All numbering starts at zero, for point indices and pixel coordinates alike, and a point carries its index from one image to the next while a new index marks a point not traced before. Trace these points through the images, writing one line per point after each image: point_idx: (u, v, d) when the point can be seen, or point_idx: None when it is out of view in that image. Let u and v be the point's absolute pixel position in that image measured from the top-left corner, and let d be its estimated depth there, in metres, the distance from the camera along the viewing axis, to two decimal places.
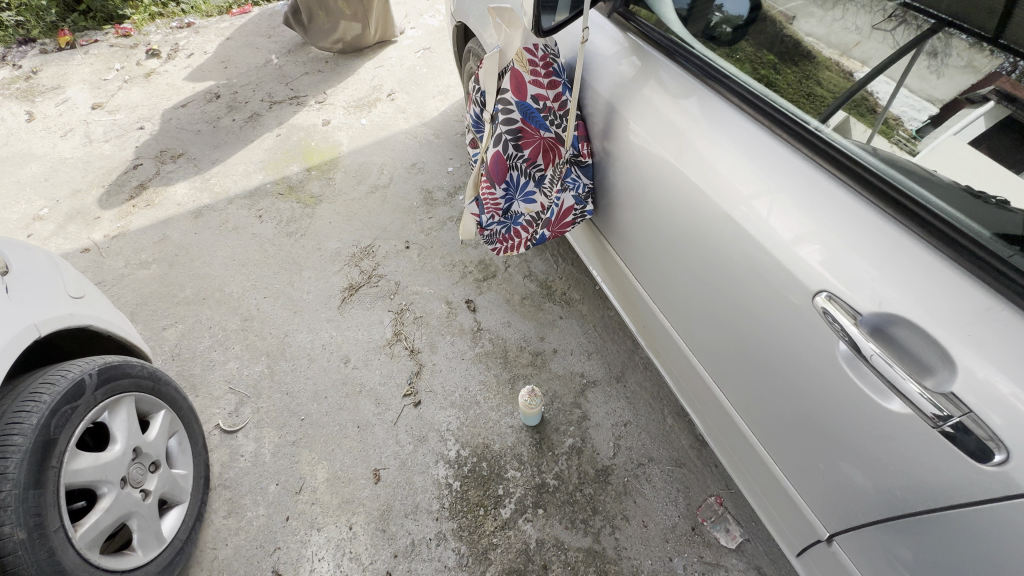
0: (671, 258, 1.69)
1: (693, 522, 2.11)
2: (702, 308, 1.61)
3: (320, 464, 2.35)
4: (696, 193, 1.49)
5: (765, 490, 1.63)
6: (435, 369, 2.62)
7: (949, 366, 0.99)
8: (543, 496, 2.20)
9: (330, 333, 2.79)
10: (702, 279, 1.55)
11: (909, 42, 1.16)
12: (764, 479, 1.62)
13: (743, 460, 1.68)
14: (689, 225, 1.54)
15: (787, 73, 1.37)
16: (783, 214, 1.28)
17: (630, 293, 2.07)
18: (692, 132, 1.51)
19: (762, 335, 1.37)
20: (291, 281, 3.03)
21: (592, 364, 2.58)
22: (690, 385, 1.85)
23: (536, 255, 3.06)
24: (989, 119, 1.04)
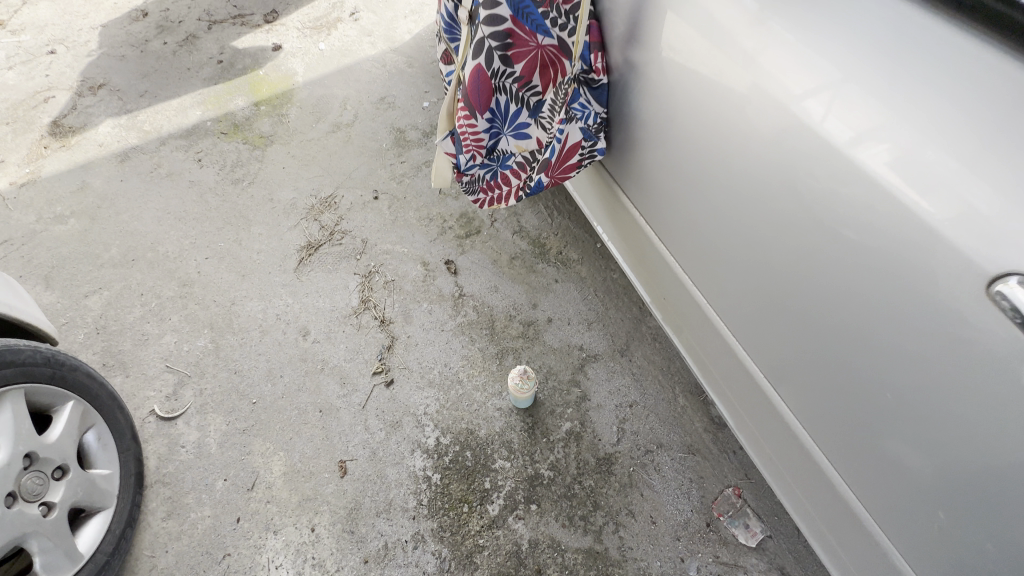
0: (702, 202, 1.36)
1: (706, 517, 1.84)
2: (743, 264, 1.31)
3: (275, 455, 2.01)
4: (746, 104, 1.15)
5: (789, 464, 1.43)
6: (410, 342, 2.25)
7: None
8: (536, 490, 1.91)
9: (285, 300, 2.37)
10: (744, 217, 1.26)
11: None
12: (789, 452, 1.41)
13: (765, 430, 1.46)
14: (733, 150, 1.22)
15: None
16: (863, 127, 0.99)
17: (637, 253, 1.75)
18: (752, 22, 1.11)
19: (825, 281, 1.13)
20: (238, 238, 2.56)
21: (592, 335, 2.23)
22: (705, 344, 1.59)
23: (527, 207, 2.63)
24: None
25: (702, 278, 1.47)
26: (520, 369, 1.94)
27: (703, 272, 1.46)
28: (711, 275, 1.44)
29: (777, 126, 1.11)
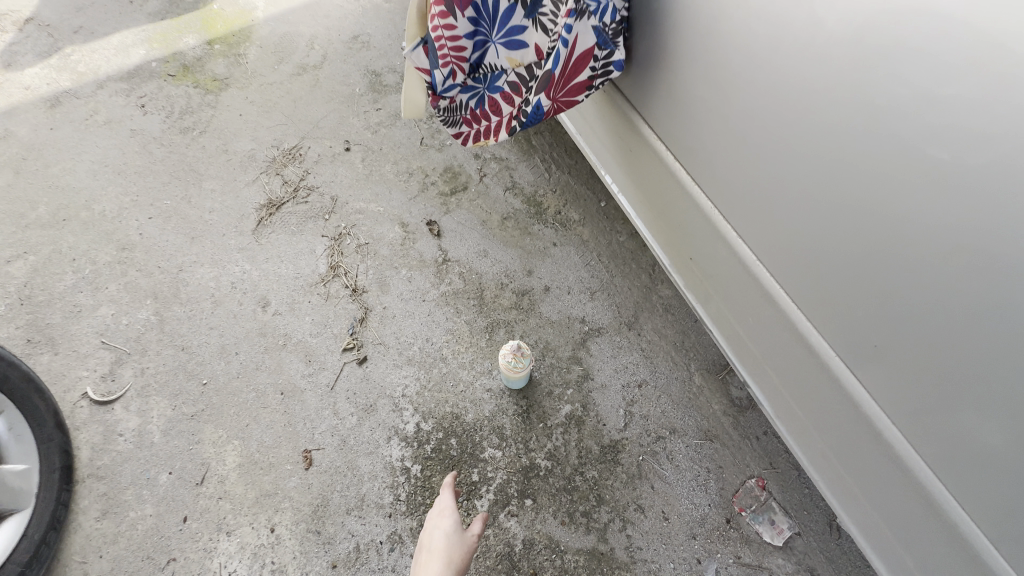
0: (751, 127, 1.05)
1: (725, 513, 1.61)
2: (805, 207, 1.01)
3: (229, 445, 1.74)
4: None
5: (853, 464, 1.13)
6: (385, 315, 1.95)
7: None
8: (531, 483, 1.65)
9: (241, 266, 2.05)
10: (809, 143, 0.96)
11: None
12: (852, 450, 1.12)
13: (821, 423, 1.17)
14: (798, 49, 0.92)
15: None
16: None
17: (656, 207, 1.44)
18: None
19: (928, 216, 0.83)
20: (187, 195, 2.22)
21: (595, 306, 1.95)
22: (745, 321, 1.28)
23: (521, 161, 2.30)
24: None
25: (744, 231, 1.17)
26: (515, 345, 1.64)
27: (746, 222, 1.16)
28: (758, 226, 1.13)
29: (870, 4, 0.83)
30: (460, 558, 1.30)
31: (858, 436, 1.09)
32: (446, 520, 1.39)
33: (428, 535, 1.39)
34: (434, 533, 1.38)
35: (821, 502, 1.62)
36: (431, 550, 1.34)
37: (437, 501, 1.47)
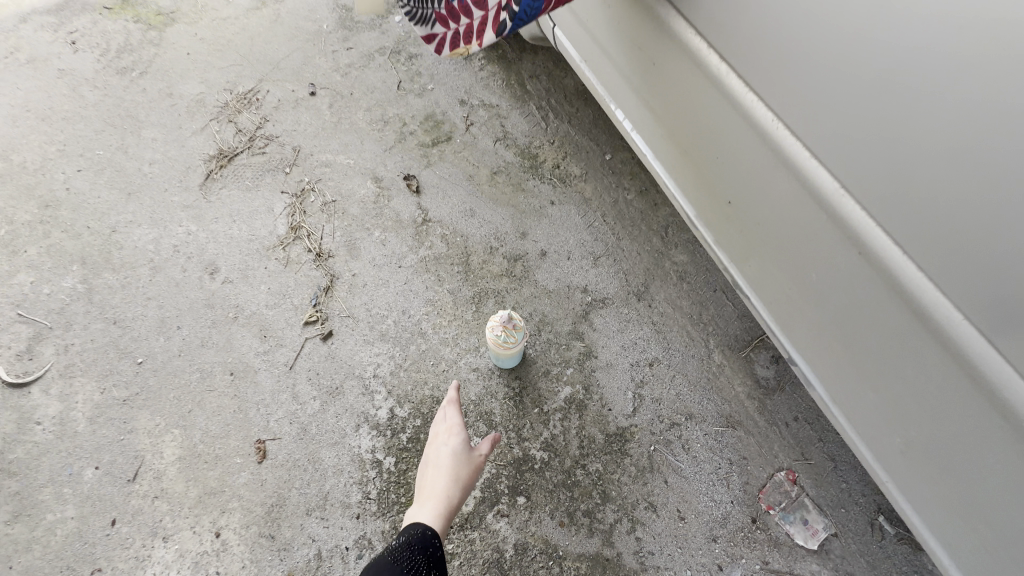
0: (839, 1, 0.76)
1: (751, 512, 1.38)
2: (927, 112, 0.72)
3: (168, 435, 1.47)
4: None
5: (944, 455, 0.89)
6: (355, 283, 1.67)
7: None
8: (525, 478, 1.41)
9: (185, 227, 1.75)
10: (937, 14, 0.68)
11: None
12: (946, 437, 0.87)
13: (902, 402, 0.92)
14: None
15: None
16: None
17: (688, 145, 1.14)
18: None
19: None
20: (122, 145, 1.89)
21: (599, 273, 1.68)
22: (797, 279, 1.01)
23: (514, 108, 1.99)
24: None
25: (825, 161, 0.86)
26: (505, 316, 1.36)
27: (829, 149, 0.85)
28: (848, 151, 0.82)
29: None
30: (466, 478, 1.25)
31: (981, 433, 0.81)
32: (452, 439, 1.30)
33: (431, 450, 1.32)
34: (437, 449, 1.30)
35: (860, 498, 1.40)
36: (435, 466, 1.27)
37: (441, 414, 1.37)
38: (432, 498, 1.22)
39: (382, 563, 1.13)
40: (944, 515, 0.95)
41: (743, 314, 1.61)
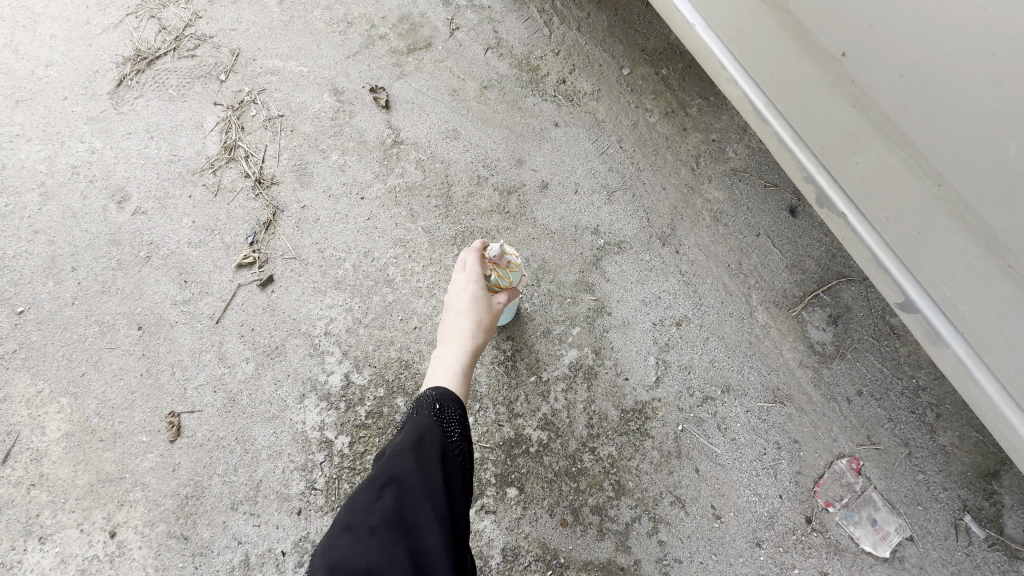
0: None
1: (804, 510, 1.08)
2: None
3: (52, 407, 1.13)
4: None
5: None
6: (304, 218, 1.31)
7: None
8: (516, 465, 1.10)
9: (88, 144, 1.37)
10: None
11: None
12: None
13: None
14: None
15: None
16: None
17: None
18: None
19: None
20: (13, 43, 1.49)
21: (614, 212, 1.34)
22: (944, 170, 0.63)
23: (510, 9, 1.59)
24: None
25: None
26: (496, 253, 1.04)
27: None
28: None
29: None
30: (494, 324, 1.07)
31: None
32: (476, 280, 1.07)
33: (450, 294, 1.08)
34: (456, 294, 1.07)
35: (941, 493, 1.09)
36: (453, 311, 1.06)
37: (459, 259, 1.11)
38: (457, 344, 1.02)
39: (425, 420, 0.88)
40: None
41: (793, 264, 1.28)
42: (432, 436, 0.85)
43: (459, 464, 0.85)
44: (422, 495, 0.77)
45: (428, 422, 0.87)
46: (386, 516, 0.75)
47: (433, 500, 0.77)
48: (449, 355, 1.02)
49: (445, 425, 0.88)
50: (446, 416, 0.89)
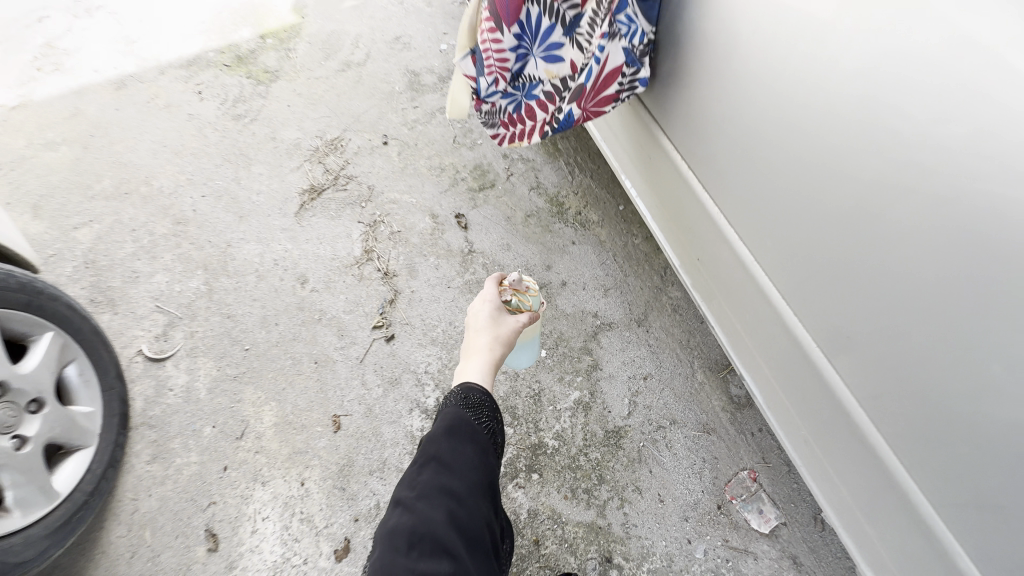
0: (754, 141, 1.13)
1: (717, 500, 1.73)
2: (800, 218, 1.09)
3: (266, 406, 1.91)
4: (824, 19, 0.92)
5: (831, 458, 1.23)
6: (413, 298, 2.10)
7: None
8: (539, 460, 1.80)
9: (283, 245, 2.23)
10: (804, 161, 1.04)
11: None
12: (830, 442, 1.22)
13: (805, 415, 1.27)
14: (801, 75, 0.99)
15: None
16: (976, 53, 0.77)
17: (675, 199, 1.46)
18: None
19: (895, 238, 0.93)
20: (237, 178, 2.40)
21: (609, 303, 2.08)
22: (740, 319, 1.38)
23: (547, 162, 2.42)
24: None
25: (774, 224, 1.16)
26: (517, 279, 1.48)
27: (759, 230, 1.21)
28: (767, 234, 1.19)
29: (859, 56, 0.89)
30: (509, 338, 1.47)
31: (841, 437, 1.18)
32: (495, 304, 1.51)
33: (475, 317, 1.51)
34: (480, 316, 1.49)
35: (807, 496, 1.73)
36: (476, 330, 1.48)
37: (484, 287, 1.55)
38: (480, 355, 1.43)
39: (456, 415, 1.23)
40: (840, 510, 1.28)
41: None
42: (461, 426, 1.20)
43: (479, 445, 1.20)
44: (453, 468, 1.12)
45: (459, 415, 1.22)
46: (427, 484, 1.09)
47: (460, 471, 1.12)
48: (474, 362, 1.41)
49: (473, 418, 1.23)
50: (473, 412, 1.24)
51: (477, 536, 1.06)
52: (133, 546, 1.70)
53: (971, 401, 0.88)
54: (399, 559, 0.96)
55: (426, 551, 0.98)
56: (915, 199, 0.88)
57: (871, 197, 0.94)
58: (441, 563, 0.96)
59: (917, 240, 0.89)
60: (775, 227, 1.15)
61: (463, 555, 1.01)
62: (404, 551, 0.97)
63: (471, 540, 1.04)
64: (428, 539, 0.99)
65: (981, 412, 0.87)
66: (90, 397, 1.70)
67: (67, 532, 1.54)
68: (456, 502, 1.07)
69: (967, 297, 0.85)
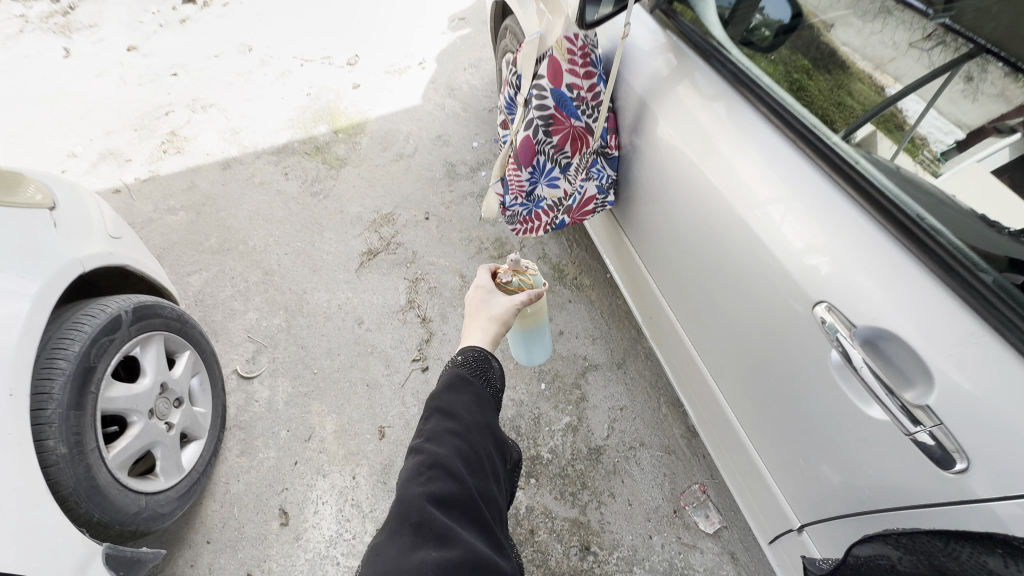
0: (673, 246, 1.71)
1: (674, 505, 2.23)
2: (699, 298, 1.64)
3: (328, 416, 2.49)
4: (695, 181, 1.51)
5: (740, 469, 1.69)
6: (444, 339, 2.71)
7: (928, 380, 0.98)
8: (536, 467, 2.33)
9: (346, 294, 2.89)
10: (696, 263, 1.60)
11: (947, 61, 1.05)
12: (738, 458, 1.68)
13: (722, 438, 1.75)
14: (688, 211, 1.57)
15: (819, 80, 1.26)
16: (760, 211, 1.31)
17: (637, 267, 2.05)
18: (702, 142, 1.48)
19: (738, 316, 1.45)
20: (312, 241, 3.12)
21: (596, 349, 2.67)
22: (682, 367, 1.91)
23: (552, 238, 3.10)
24: (1013, 152, 0.97)
25: (687, 296, 1.71)
26: (515, 263, 1.45)
27: (682, 304, 1.76)
28: (687, 308, 1.74)
29: (710, 205, 1.47)
30: (507, 317, 1.39)
31: (741, 453, 1.65)
32: (492, 286, 1.47)
33: (471, 302, 1.44)
34: (475, 300, 1.43)
35: None
36: (475, 314, 1.40)
37: (480, 275, 1.49)
38: (477, 333, 1.33)
39: (456, 366, 1.10)
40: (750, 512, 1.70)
41: None
42: (459, 374, 1.07)
43: (485, 394, 1.07)
44: (460, 413, 0.98)
45: (458, 365, 1.09)
46: (433, 429, 0.95)
47: (467, 416, 0.99)
48: (474, 336, 1.33)
49: (469, 365, 1.11)
50: (469, 363, 1.12)
51: (486, 466, 0.95)
52: (225, 517, 2.23)
53: (786, 422, 1.37)
54: (410, 490, 0.84)
55: (436, 479, 0.86)
56: (742, 293, 1.40)
57: (725, 290, 1.48)
58: (452, 487, 0.85)
59: (743, 314, 1.42)
60: (689, 303, 1.71)
61: (471, 481, 0.89)
62: (413, 480, 0.85)
63: (479, 470, 0.92)
64: (436, 468, 0.87)
65: (792, 429, 1.35)
66: (205, 401, 2.29)
67: (189, 497, 2.08)
68: (461, 435, 0.95)
69: (768, 352, 1.36)
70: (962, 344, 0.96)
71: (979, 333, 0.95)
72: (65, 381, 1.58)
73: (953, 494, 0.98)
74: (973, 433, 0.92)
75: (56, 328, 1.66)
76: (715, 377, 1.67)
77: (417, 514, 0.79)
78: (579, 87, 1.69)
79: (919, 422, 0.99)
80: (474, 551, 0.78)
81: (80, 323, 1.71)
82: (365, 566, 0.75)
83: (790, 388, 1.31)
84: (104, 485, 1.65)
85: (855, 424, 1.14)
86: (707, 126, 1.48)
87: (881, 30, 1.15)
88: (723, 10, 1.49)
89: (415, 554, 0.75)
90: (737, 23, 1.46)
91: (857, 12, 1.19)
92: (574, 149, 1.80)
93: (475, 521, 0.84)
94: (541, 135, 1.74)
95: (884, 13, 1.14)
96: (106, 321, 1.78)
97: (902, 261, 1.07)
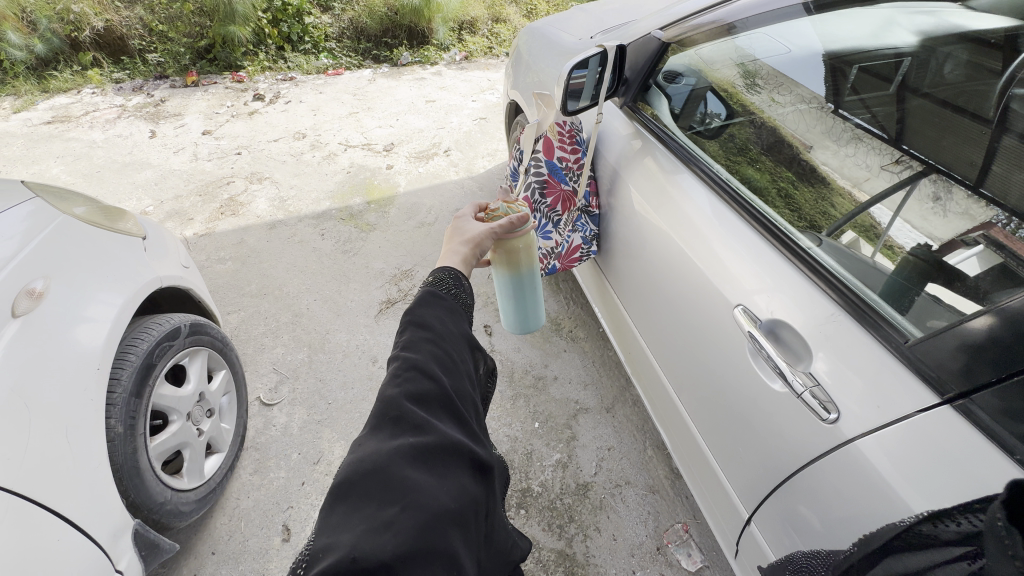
0: (639, 283, 2.09)
1: (658, 542, 2.31)
2: (661, 322, 1.98)
3: (338, 442, 2.70)
4: (654, 227, 1.94)
5: (706, 481, 1.88)
6: None
7: (809, 354, 1.33)
8: (527, 499, 2.47)
9: (364, 336, 3.22)
10: (658, 292, 1.96)
11: (909, 178, 1.28)
12: (703, 469, 1.88)
13: (690, 453, 1.96)
14: (650, 252, 1.97)
15: (804, 191, 1.52)
16: (699, 246, 1.73)
17: (618, 308, 2.38)
18: (659, 198, 1.93)
19: (688, 330, 1.79)
20: (338, 290, 3.53)
21: (587, 394, 2.90)
22: (655, 393, 2.17)
23: (551, 295, 3.47)
24: (983, 262, 1.10)
25: (653, 324, 2.04)
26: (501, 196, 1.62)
27: (649, 332, 2.09)
28: (653, 334, 2.06)
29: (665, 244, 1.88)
30: (479, 240, 1.48)
31: (704, 461, 1.86)
32: (472, 216, 1.57)
33: (449, 227, 1.50)
34: (458, 223, 1.52)
35: None
36: (454, 235, 1.47)
37: (467, 208, 1.60)
38: (453, 250, 1.40)
39: (428, 284, 1.24)
40: (717, 523, 1.86)
41: None
42: (432, 292, 1.21)
43: (458, 311, 1.22)
44: (434, 324, 1.13)
45: (433, 286, 1.23)
46: (409, 338, 1.09)
47: (441, 327, 1.13)
48: (449, 256, 1.37)
49: (441, 283, 1.25)
50: (441, 281, 1.26)
51: (462, 369, 1.10)
52: (231, 530, 2.37)
53: (727, 417, 1.63)
54: (389, 391, 0.99)
55: (412, 377, 1.01)
56: (690, 309, 1.76)
57: (678, 310, 1.83)
58: (427, 386, 1.00)
59: (692, 328, 1.76)
60: (654, 330, 2.04)
61: (447, 381, 1.04)
62: (392, 382, 1.00)
63: (454, 371, 1.07)
64: (412, 370, 1.02)
65: (732, 421, 1.61)
66: (229, 417, 2.54)
67: (205, 503, 2.25)
68: (435, 341, 1.10)
69: (710, 356, 1.68)
70: (829, 325, 1.32)
71: (841, 317, 1.31)
72: (133, 371, 1.90)
73: (833, 440, 1.24)
74: (841, 391, 1.24)
75: (131, 330, 2.02)
76: (678, 391, 1.94)
77: (395, 411, 0.95)
78: (567, 159, 2.19)
79: (804, 383, 1.30)
80: (449, 438, 0.95)
81: (150, 328, 2.06)
82: (348, 458, 0.90)
83: (734, 392, 1.58)
84: (144, 470, 1.89)
85: (770, 403, 1.43)
86: (664, 187, 1.93)
87: (854, 154, 1.42)
88: (675, 107, 2.05)
89: (394, 441, 0.91)
90: (684, 116, 2.01)
91: (833, 137, 1.48)
92: (564, 208, 2.23)
93: (451, 414, 1.00)
94: (537, 196, 2.18)
95: (856, 140, 1.42)
96: (168, 330, 2.13)
97: (791, 273, 1.46)
